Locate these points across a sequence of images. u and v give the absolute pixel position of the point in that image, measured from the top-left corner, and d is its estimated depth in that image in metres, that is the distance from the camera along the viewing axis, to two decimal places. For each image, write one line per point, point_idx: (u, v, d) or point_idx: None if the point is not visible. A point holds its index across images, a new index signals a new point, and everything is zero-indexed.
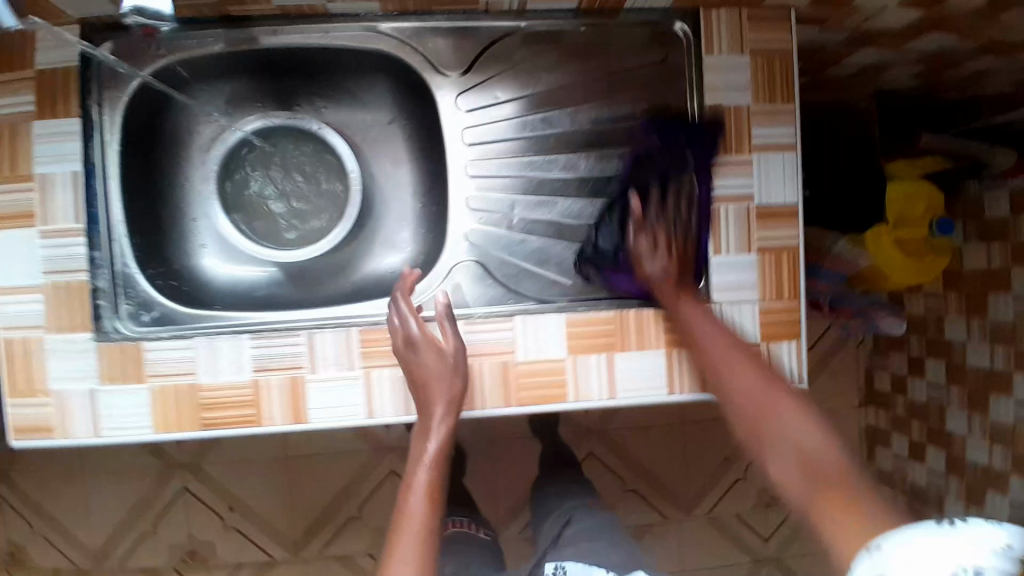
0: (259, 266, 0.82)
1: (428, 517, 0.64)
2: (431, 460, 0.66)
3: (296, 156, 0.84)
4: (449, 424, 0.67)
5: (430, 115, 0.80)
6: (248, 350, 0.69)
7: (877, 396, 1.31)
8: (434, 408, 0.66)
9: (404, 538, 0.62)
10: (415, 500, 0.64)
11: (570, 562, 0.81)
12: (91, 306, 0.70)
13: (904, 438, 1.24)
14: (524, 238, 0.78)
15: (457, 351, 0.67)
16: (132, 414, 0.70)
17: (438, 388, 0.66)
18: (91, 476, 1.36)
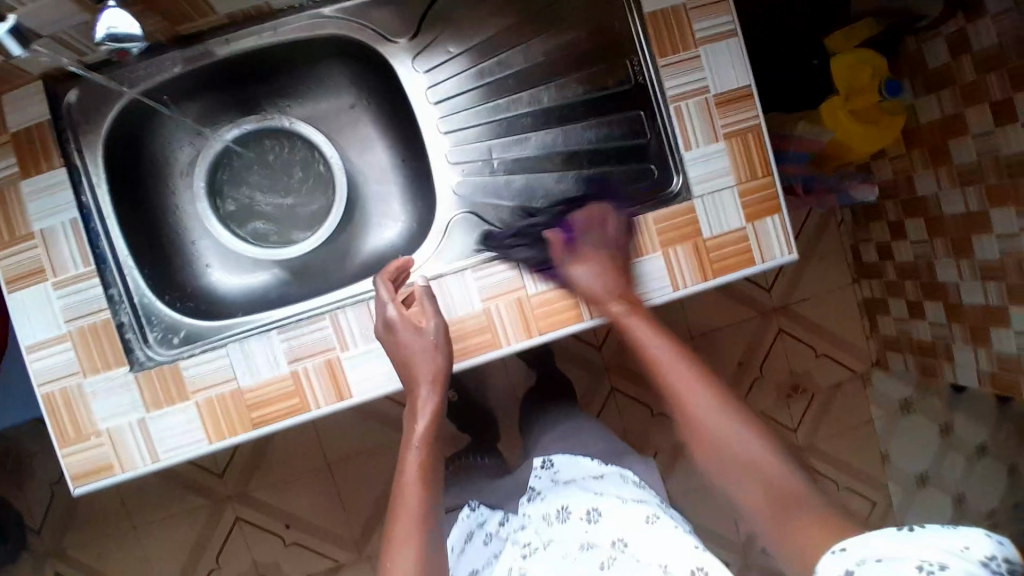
0: (263, 269, 0.86)
1: (424, 497, 0.69)
2: (420, 440, 0.72)
3: (275, 156, 0.88)
4: (434, 398, 0.72)
5: (395, 88, 0.83)
6: (280, 345, 0.73)
7: (867, 268, 1.34)
8: (420, 388, 0.71)
9: (403, 518, 0.68)
10: (409, 477, 0.70)
11: (557, 454, 0.90)
12: (120, 342, 0.72)
13: (902, 301, 1.27)
14: (508, 177, 0.83)
15: (435, 329, 0.71)
16: (186, 431, 0.73)
17: (422, 367, 0.70)
18: (144, 529, 1.37)
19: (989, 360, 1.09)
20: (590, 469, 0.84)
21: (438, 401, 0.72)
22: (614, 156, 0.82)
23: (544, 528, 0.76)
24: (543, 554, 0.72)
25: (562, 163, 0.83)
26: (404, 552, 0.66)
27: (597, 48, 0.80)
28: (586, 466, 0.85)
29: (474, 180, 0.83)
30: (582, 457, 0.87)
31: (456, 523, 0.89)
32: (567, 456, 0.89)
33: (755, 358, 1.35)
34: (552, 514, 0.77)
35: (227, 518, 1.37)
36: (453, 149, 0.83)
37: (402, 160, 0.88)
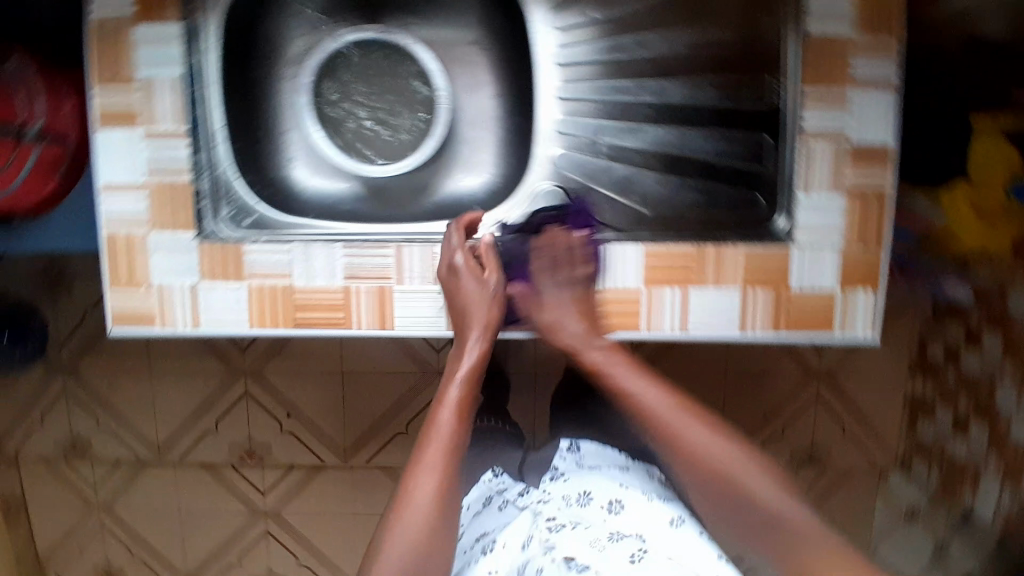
0: (342, 178, 0.84)
1: (455, 434, 0.69)
2: (461, 378, 0.73)
3: (384, 69, 0.84)
4: (483, 342, 0.73)
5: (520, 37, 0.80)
6: (340, 257, 0.73)
7: (928, 365, 1.27)
8: (470, 331, 0.73)
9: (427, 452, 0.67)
10: (445, 413, 0.70)
11: (586, 441, 0.89)
12: (192, 209, 0.73)
13: (950, 411, 1.21)
14: (610, 164, 0.80)
15: (496, 283, 0.74)
16: (231, 309, 0.74)
17: (477, 311, 0.73)
18: (158, 375, 1.44)
19: (1013, 502, 1.05)
20: (614, 460, 0.85)
21: (486, 346, 0.74)
22: (722, 174, 0.78)
23: (563, 507, 0.75)
24: (571, 532, 0.70)
25: (667, 165, 0.79)
26: (425, 480, 0.65)
27: (738, 61, 0.76)
28: (612, 457, 0.86)
29: (574, 156, 0.79)
30: (609, 448, 0.87)
31: (477, 483, 0.88)
32: (593, 443, 0.88)
33: (781, 415, 1.32)
34: (572, 496, 0.77)
35: (235, 390, 1.44)
36: (563, 119, 0.79)
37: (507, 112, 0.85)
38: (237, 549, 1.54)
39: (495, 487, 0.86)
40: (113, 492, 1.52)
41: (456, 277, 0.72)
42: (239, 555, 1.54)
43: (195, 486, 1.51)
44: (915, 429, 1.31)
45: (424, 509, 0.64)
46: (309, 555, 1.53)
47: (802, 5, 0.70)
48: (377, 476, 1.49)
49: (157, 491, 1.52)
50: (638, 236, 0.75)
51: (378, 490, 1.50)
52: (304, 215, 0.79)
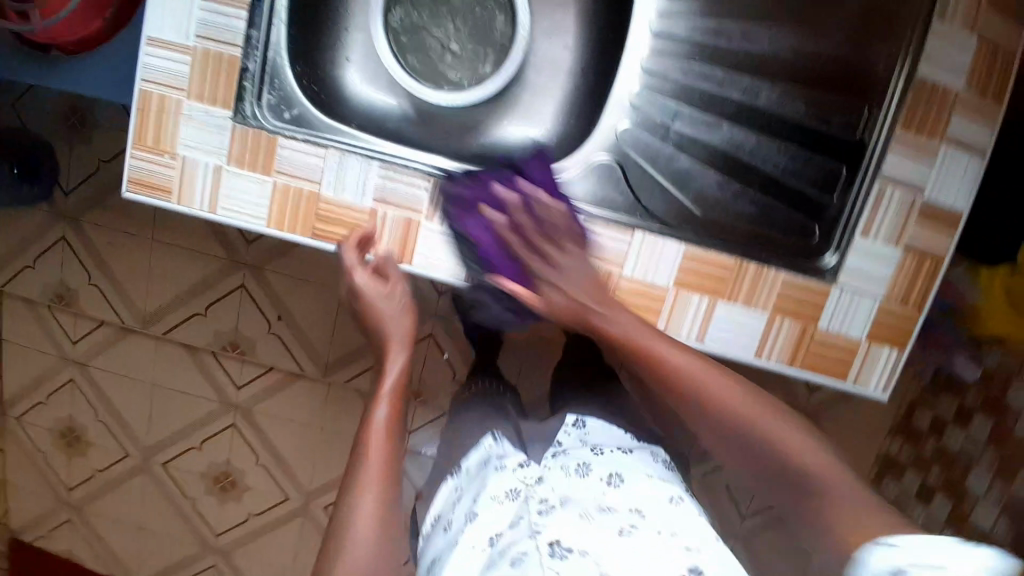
0: (395, 96, 0.82)
1: (389, 438, 0.67)
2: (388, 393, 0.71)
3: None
4: (405, 359, 0.74)
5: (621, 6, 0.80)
6: (375, 176, 0.71)
7: (911, 429, 1.24)
8: (389, 348, 0.74)
9: (364, 478, 0.63)
10: (379, 423, 0.68)
11: (591, 418, 0.90)
12: (236, 82, 0.69)
13: (917, 478, 1.20)
14: (676, 152, 0.78)
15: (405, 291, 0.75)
16: (252, 200, 0.71)
17: (393, 327, 0.75)
18: (159, 248, 1.42)
19: None
20: (620, 438, 0.84)
21: (407, 359, 0.74)
22: (783, 192, 0.76)
23: (562, 479, 0.75)
24: (560, 511, 0.69)
25: (732, 168, 0.77)
26: (363, 506, 0.62)
27: (834, 83, 0.75)
28: (616, 435, 0.85)
29: (641, 137, 0.78)
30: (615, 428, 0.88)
31: (478, 445, 0.88)
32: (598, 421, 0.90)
33: None
34: (570, 467, 0.77)
35: (232, 281, 1.43)
36: (642, 91, 0.79)
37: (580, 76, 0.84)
38: (201, 434, 1.57)
39: (495, 451, 0.83)
40: (91, 351, 1.53)
41: (366, 295, 0.74)
42: (202, 440, 1.57)
43: (173, 365, 1.52)
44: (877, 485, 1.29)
45: (368, 533, 0.61)
46: (269, 456, 1.57)
47: (923, 43, 0.67)
48: (351, 398, 1.51)
49: (133, 361, 1.52)
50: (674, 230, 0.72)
51: (348, 410, 1.52)
52: (348, 123, 0.77)
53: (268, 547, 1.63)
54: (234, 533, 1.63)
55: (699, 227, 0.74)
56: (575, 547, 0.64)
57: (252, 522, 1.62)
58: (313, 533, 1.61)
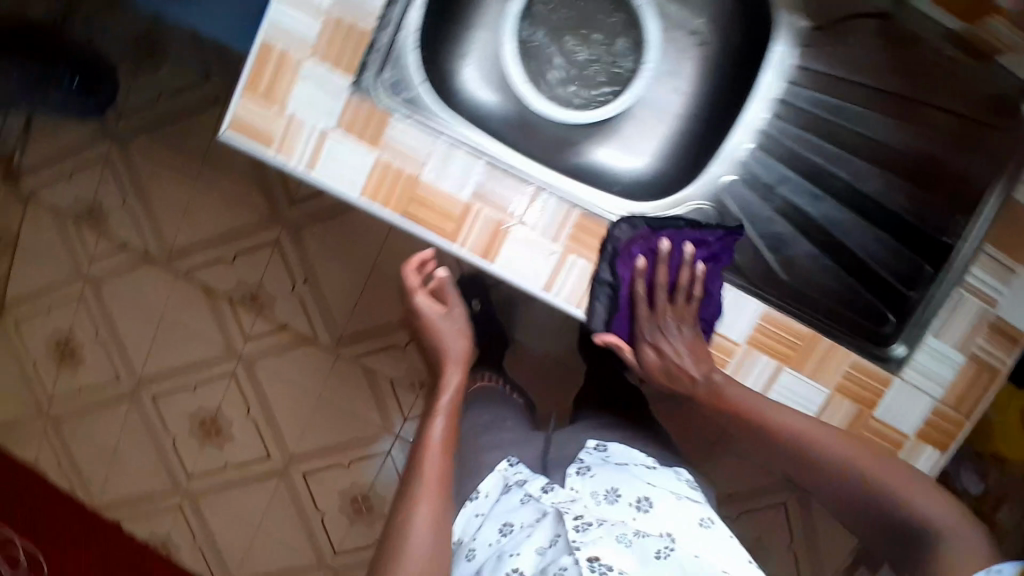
0: (502, 99, 0.88)
1: (443, 447, 0.82)
2: (445, 410, 0.87)
3: (596, 28, 0.89)
4: (459, 376, 0.92)
5: (746, 68, 0.85)
6: (477, 173, 0.70)
7: None
8: (449, 369, 0.92)
9: (427, 479, 0.77)
10: (435, 440, 0.82)
11: (612, 444, 0.98)
12: (365, 51, 0.69)
13: None
14: (772, 217, 0.82)
15: (462, 318, 0.97)
16: (351, 170, 0.69)
17: (453, 348, 0.95)
18: (201, 187, 1.40)
19: None
20: (641, 461, 0.94)
21: (461, 376, 0.92)
22: (866, 276, 0.81)
23: (592, 505, 0.80)
24: (600, 529, 0.73)
25: (823, 243, 0.82)
26: (424, 504, 0.75)
27: (923, 182, 0.81)
28: (634, 457, 0.94)
29: (747, 196, 0.83)
30: (633, 452, 0.96)
31: (495, 470, 0.95)
32: (620, 446, 0.98)
33: (742, 503, 1.33)
34: (601, 493, 0.81)
35: (268, 235, 1.42)
36: (750, 151, 0.84)
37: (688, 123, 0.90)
38: (197, 377, 1.54)
39: (514, 479, 0.91)
40: (105, 272, 1.50)
41: (429, 313, 0.96)
42: (196, 383, 1.55)
43: (186, 302, 1.50)
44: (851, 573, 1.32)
45: (426, 537, 0.72)
46: (261, 413, 1.56)
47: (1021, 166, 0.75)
48: (357, 373, 1.51)
49: (146, 290, 1.50)
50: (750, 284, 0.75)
51: (352, 385, 1.52)
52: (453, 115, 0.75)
53: (236, 503, 1.60)
54: (205, 482, 1.60)
55: (791, 295, 0.77)
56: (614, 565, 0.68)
57: (226, 475, 1.59)
58: (286, 499, 1.58)
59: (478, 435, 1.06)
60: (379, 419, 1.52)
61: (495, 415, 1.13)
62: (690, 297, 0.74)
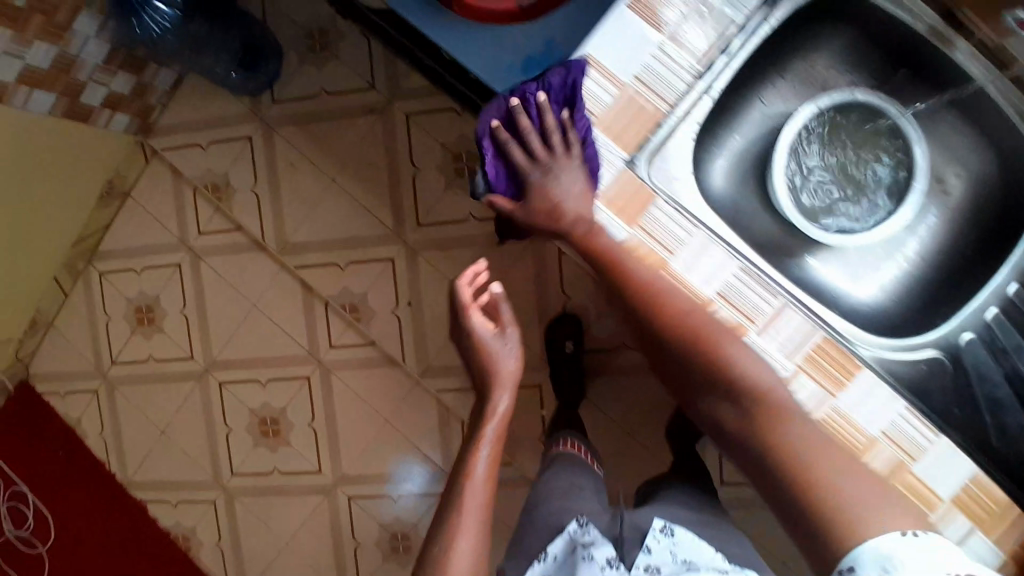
0: (741, 199, 0.77)
1: (486, 486, 0.75)
2: (489, 439, 0.77)
3: (866, 149, 0.76)
4: (508, 401, 0.80)
5: (1003, 227, 0.74)
6: (728, 272, 0.68)
7: None
8: (499, 391, 0.80)
9: (464, 515, 0.73)
10: (478, 472, 0.75)
11: (681, 529, 0.91)
12: (650, 133, 0.68)
13: None
14: (999, 384, 0.70)
15: (513, 341, 0.82)
16: (601, 239, 0.68)
17: (505, 373, 0.81)
18: (332, 189, 1.40)
19: None
20: (713, 559, 0.86)
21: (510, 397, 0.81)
22: None
23: None
24: None
25: None
26: (464, 539, 0.72)
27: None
28: (708, 553, 0.88)
29: (983, 357, 0.70)
30: (705, 543, 0.89)
31: (563, 530, 0.92)
32: (686, 533, 0.91)
33: None
34: None
35: (385, 250, 1.40)
36: (996, 315, 0.71)
37: (926, 266, 0.77)
38: (271, 372, 1.51)
39: (580, 542, 0.89)
40: (210, 248, 1.49)
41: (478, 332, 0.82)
42: (268, 378, 1.51)
43: (282, 295, 1.48)
44: None
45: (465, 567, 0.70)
46: (324, 422, 1.50)
47: None
48: (430, 406, 1.46)
49: (246, 275, 1.48)
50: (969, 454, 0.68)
51: (422, 416, 1.46)
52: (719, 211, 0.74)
53: (271, 509, 1.54)
54: (247, 480, 1.55)
55: (1007, 467, 0.69)
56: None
57: (269, 480, 1.54)
58: (325, 516, 1.52)
59: (550, 494, 1.00)
60: (440, 457, 1.47)
61: (571, 483, 1.03)
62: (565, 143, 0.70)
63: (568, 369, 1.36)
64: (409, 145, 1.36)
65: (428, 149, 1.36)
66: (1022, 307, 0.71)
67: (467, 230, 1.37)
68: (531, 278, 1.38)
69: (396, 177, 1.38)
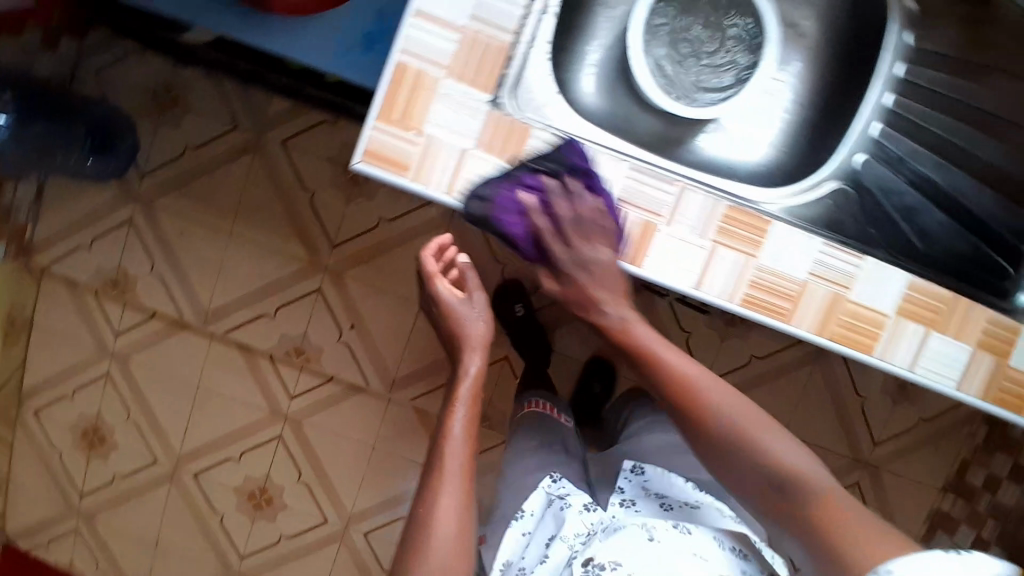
0: (618, 103, 0.79)
1: (467, 450, 0.76)
2: (465, 399, 0.80)
3: (719, 19, 0.79)
4: (480, 362, 0.84)
5: (860, 51, 0.76)
6: (623, 177, 0.68)
7: (964, 487, 1.46)
8: (471, 353, 0.84)
9: (447, 471, 0.73)
10: (457, 436, 0.76)
11: (650, 467, 0.99)
12: (511, 62, 0.67)
13: (972, 532, 1.38)
14: (902, 189, 0.74)
15: (479, 301, 0.88)
16: (494, 187, 0.67)
17: (473, 336, 0.85)
18: (234, 242, 1.35)
19: None
20: (682, 491, 0.94)
21: (484, 360, 0.85)
22: (991, 239, 0.74)
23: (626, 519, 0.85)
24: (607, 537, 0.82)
25: (950, 213, 0.74)
26: (449, 497, 0.72)
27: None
28: (678, 486, 0.95)
29: (880, 171, 0.74)
30: (675, 477, 0.96)
31: (539, 486, 1.02)
32: (657, 469, 0.99)
33: None
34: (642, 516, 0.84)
35: (309, 283, 1.36)
36: (878, 128, 0.74)
37: (802, 109, 0.80)
38: (242, 444, 1.45)
39: (557, 493, 0.98)
40: (132, 345, 1.41)
41: (446, 300, 0.86)
42: (241, 451, 1.45)
43: (223, 365, 1.42)
44: (927, 539, 1.50)
45: (449, 529, 0.70)
46: (312, 472, 1.46)
47: None
48: (409, 417, 1.42)
49: (181, 358, 1.41)
50: (908, 263, 0.70)
51: (407, 432, 1.43)
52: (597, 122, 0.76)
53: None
54: (259, 557, 1.50)
55: (938, 264, 0.72)
56: (608, 561, 0.76)
57: (282, 548, 1.49)
58: (349, 561, 1.48)
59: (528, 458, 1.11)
60: None
61: (542, 441, 1.15)
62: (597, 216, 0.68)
63: (524, 331, 1.37)
64: (296, 172, 1.32)
65: (316, 169, 1.32)
66: (901, 114, 0.74)
67: (384, 235, 1.35)
68: None
69: (294, 208, 1.33)
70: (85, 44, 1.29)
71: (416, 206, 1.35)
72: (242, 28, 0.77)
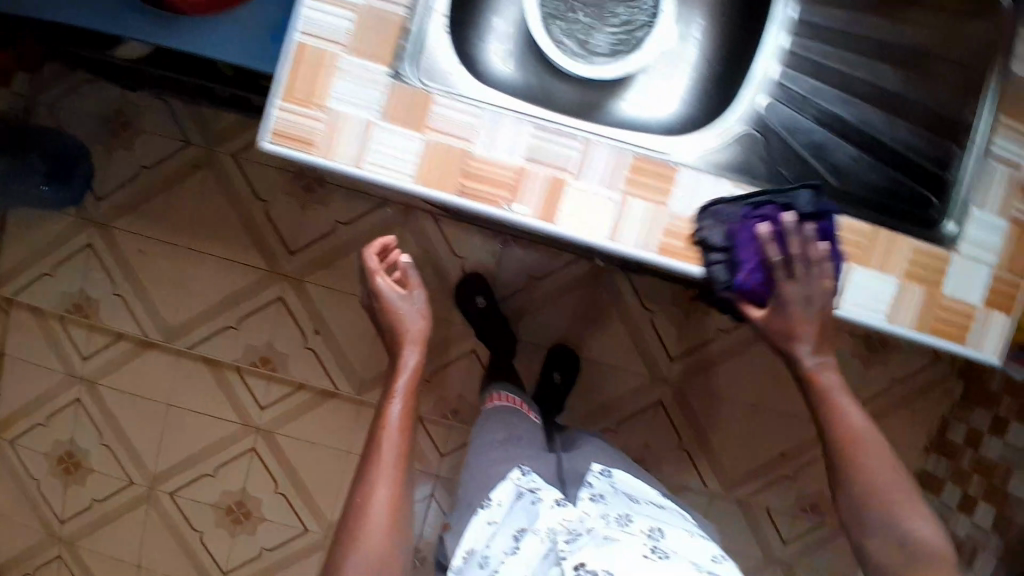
0: (526, 72, 0.81)
1: (401, 442, 0.79)
2: (402, 395, 0.81)
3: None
4: (418, 356, 0.83)
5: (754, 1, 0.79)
6: (527, 135, 0.69)
7: (946, 445, 1.45)
8: (406, 347, 0.83)
9: (382, 462, 0.77)
10: (391, 432, 0.78)
11: (618, 471, 0.99)
12: (409, 33, 0.69)
13: (957, 491, 1.37)
14: (810, 128, 0.78)
15: (420, 298, 0.84)
16: (400, 156, 0.68)
17: (409, 330, 0.83)
18: (194, 257, 1.36)
19: None
20: (648, 495, 0.96)
21: (420, 356, 0.84)
22: (906, 168, 0.77)
23: (604, 523, 0.84)
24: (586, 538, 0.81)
25: (862, 145, 0.78)
26: (381, 487, 0.75)
27: (940, 59, 0.78)
28: (641, 490, 0.96)
29: (786, 112, 0.77)
30: (638, 480, 0.98)
31: (507, 478, 0.96)
32: (624, 475, 0.99)
33: (796, 459, 1.45)
34: (613, 515, 0.85)
35: (270, 292, 1.37)
36: (779, 72, 0.78)
37: (706, 64, 0.83)
38: (217, 460, 1.45)
39: (526, 486, 0.94)
40: (101, 368, 1.42)
41: (384, 296, 0.82)
42: (217, 466, 1.45)
43: (192, 380, 1.42)
44: None
45: (382, 522, 0.74)
46: (289, 482, 1.45)
47: None
48: None
49: (151, 377, 1.42)
50: (828, 199, 0.72)
51: None
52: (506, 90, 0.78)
53: None
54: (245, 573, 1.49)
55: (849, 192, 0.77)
56: (599, 568, 0.75)
57: (267, 562, 1.48)
58: None
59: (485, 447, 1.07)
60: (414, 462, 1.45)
61: (510, 433, 1.10)
62: (819, 260, 0.68)
63: (488, 324, 1.36)
64: (249, 183, 1.34)
65: (268, 177, 1.34)
66: (796, 55, 0.78)
67: (341, 237, 1.36)
68: (419, 256, 1.39)
69: (250, 219, 1.35)
70: (34, 75, 1.32)
71: (370, 207, 1.36)
72: (160, 33, 0.79)
